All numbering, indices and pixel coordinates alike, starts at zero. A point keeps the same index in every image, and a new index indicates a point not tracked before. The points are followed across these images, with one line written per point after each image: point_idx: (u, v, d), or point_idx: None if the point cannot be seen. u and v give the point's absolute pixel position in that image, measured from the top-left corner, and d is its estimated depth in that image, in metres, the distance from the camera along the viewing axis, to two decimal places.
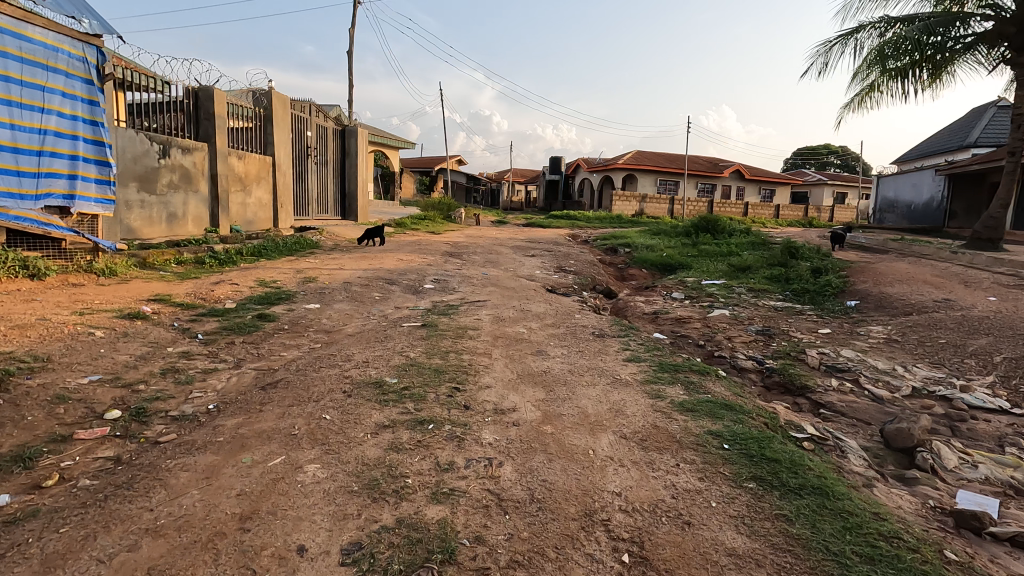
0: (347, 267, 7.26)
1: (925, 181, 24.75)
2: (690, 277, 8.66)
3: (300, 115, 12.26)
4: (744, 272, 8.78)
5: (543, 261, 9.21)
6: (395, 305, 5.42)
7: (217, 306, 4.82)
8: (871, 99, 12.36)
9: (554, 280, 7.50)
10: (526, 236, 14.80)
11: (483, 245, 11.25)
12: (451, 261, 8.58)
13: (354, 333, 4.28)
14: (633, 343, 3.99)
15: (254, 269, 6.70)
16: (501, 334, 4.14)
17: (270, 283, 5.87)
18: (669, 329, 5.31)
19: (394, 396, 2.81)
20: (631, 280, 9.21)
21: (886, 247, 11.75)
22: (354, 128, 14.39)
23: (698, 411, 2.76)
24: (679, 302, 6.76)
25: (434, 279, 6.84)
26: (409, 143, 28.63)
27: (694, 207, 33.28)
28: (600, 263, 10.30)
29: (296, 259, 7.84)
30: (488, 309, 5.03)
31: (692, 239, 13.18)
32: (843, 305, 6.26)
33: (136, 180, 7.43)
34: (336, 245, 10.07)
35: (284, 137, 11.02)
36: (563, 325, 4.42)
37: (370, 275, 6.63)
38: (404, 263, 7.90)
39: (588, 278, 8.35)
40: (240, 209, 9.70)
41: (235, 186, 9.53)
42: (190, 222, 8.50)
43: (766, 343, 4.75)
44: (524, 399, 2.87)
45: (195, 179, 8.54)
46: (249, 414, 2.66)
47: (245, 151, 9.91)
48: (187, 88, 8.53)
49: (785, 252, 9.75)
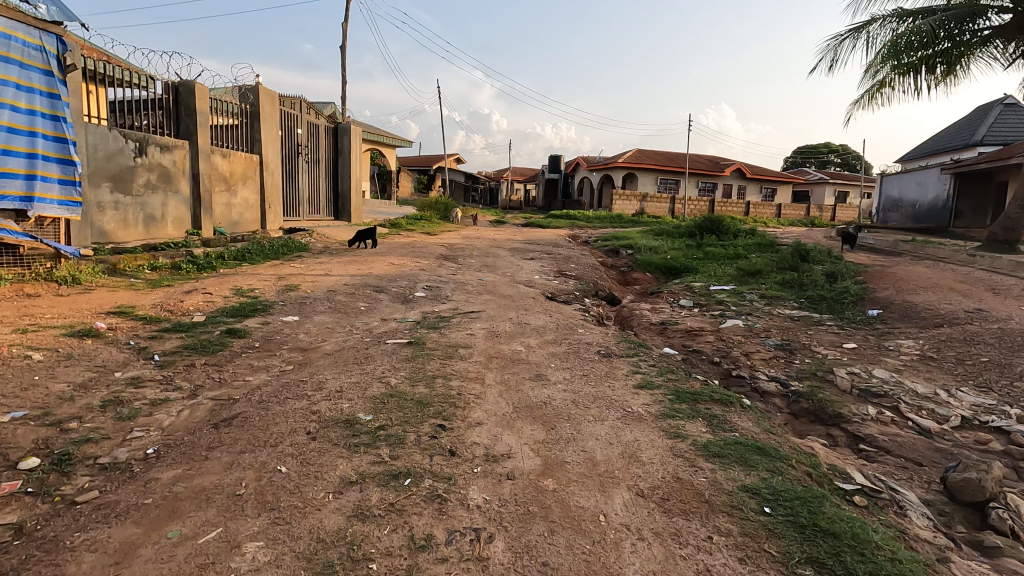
0: (333, 273, 6.82)
1: (930, 180, 24.33)
2: (697, 282, 8.23)
3: (289, 112, 11.80)
4: (754, 276, 8.35)
5: (542, 265, 8.77)
6: (382, 316, 4.98)
7: (183, 320, 4.38)
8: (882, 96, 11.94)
9: (554, 286, 7.07)
10: (525, 236, 14.36)
11: (480, 247, 10.80)
12: (445, 265, 8.14)
13: (332, 352, 3.84)
14: (643, 364, 3.56)
15: (234, 276, 6.26)
16: (496, 354, 3.70)
17: (248, 292, 5.43)
18: (680, 344, 4.87)
19: (368, 438, 2.37)
20: (634, 285, 8.77)
21: (898, 249, 11.32)
22: (347, 126, 13.91)
23: (727, 457, 2.32)
24: (688, 311, 6.33)
25: (426, 286, 6.41)
26: (406, 142, 28.18)
27: (695, 206, 32.86)
28: (602, 266, 9.86)
29: (281, 264, 7.40)
30: (483, 322, 4.59)
31: (696, 241, 12.73)
32: (865, 315, 5.83)
33: (109, 180, 6.98)
34: (326, 248, 9.64)
35: (272, 135, 10.57)
36: (564, 342, 3.98)
37: (357, 282, 6.20)
38: (395, 268, 7.46)
39: (590, 283, 7.92)
40: (224, 210, 9.24)
41: (219, 186, 9.09)
42: (170, 224, 8.05)
43: (788, 361, 4.32)
44: (520, 442, 2.43)
45: (174, 179, 8.09)
46: (190, 464, 2.23)
47: (230, 149, 9.46)
48: (167, 82, 8.08)
49: (796, 255, 9.32)
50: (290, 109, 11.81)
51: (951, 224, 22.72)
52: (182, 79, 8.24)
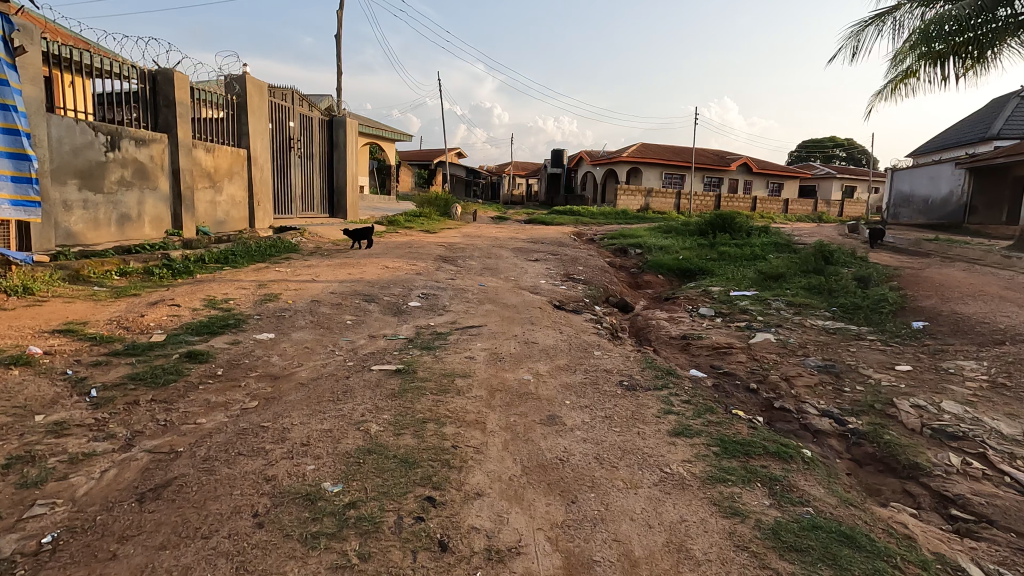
0: (321, 279, 6.24)
1: (943, 175, 23.66)
2: (715, 287, 7.64)
3: (281, 104, 11.22)
4: (776, 280, 7.77)
5: (547, 267, 8.18)
6: (370, 332, 4.41)
7: (140, 340, 3.80)
8: (905, 86, 11.37)
9: (561, 293, 6.49)
10: (528, 235, 13.78)
11: (482, 247, 10.23)
12: (444, 268, 7.56)
13: (308, 383, 3.28)
14: (675, 400, 2.98)
15: (210, 283, 5.69)
16: (499, 386, 3.12)
17: (221, 303, 4.86)
18: (708, 365, 4.29)
19: (332, 525, 1.80)
20: (646, 289, 8.19)
21: (921, 249, 10.72)
22: (343, 119, 13.30)
23: (811, 553, 1.74)
24: (709, 322, 5.75)
25: (421, 293, 5.84)
26: (406, 135, 27.52)
27: (700, 201, 32.23)
28: (611, 267, 9.29)
29: (265, 267, 6.84)
30: (484, 342, 4.01)
31: (708, 239, 12.13)
32: (908, 328, 5.25)
33: (76, 177, 6.39)
34: (318, 248, 9.09)
35: (261, 128, 9.99)
36: (580, 369, 3.41)
37: (346, 290, 5.63)
38: (389, 272, 6.89)
39: (599, 287, 7.33)
40: (208, 207, 8.67)
41: (202, 183, 8.51)
42: (148, 224, 7.47)
43: (837, 388, 3.73)
44: (533, 527, 1.86)
45: (152, 175, 7.51)
46: (90, 569, 1.65)
47: (215, 143, 8.88)
48: (143, 71, 7.50)
49: (818, 257, 8.73)
50: (281, 100, 11.22)
51: (965, 220, 22.07)
52: (160, 67, 7.65)
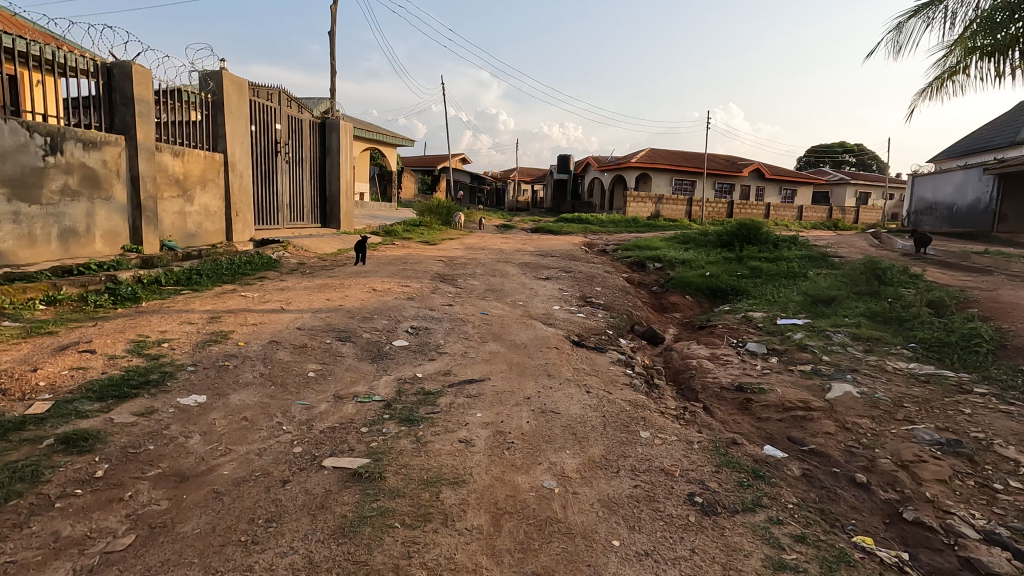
0: (292, 308, 5.21)
1: (969, 181, 22.51)
2: (756, 313, 6.57)
3: (265, 105, 10.25)
4: (827, 303, 6.69)
5: (560, 288, 7.15)
6: (336, 391, 3.35)
7: (10, 412, 2.75)
8: (954, 83, 10.24)
9: (580, 323, 5.42)
10: (535, 246, 12.74)
11: (486, 262, 9.20)
12: (441, 291, 6.52)
13: (227, 492, 2.21)
14: (786, 540, 1.90)
15: (152, 316, 4.65)
16: (508, 508, 2.06)
17: (152, 346, 3.81)
18: (786, 439, 3.21)
19: None
20: (673, 314, 7.12)
21: (976, 264, 9.60)
22: (335, 121, 12.30)
23: None
24: (764, 365, 4.68)
25: (411, 327, 4.81)
26: (407, 140, 26.60)
27: (712, 209, 31.20)
28: (631, 286, 8.24)
29: (228, 292, 5.82)
30: (486, 412, 2.95)
31: (733, 253, 11.07)
32: (1023, 374, 4.16)
33: (4, 185, 5.41)
34: (302, 265, 8.08)
35: (241, 131, 9.01)
36: (625, 469, 2.34)
37: (317, 325, 4.59)
38: (375, 297, 5.86)
39: (622, 314, 6.27)
40: (176, 219, 7.68)
41: (168, 191, 7.52)
42: (100, 239, 6.47)
43: (983, 485, 2.66)
44: None
45: (106, 183, 6.51)
46: None
47: (186, 147, 7.90)
48: (97, 64, 6.52)
49: (869, 275, 7.64)
50: (266, 100, 10.25)
51: (993, 228, 20.95)
52: (118, 60, 6.70)
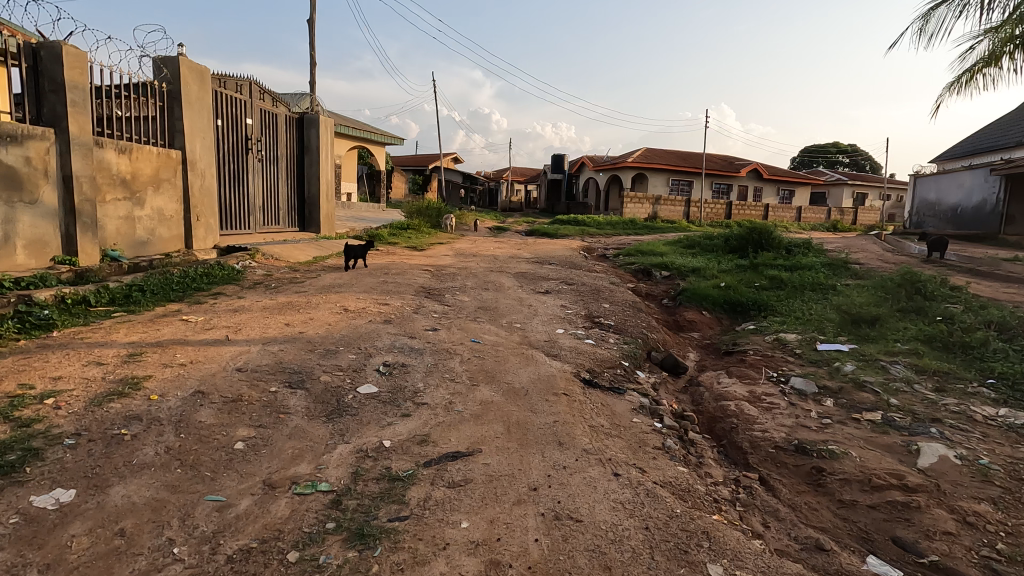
0: (240, 338, 4.25)
1: (975, 182, 21.87)
2: (790, 335, 5.70)
3: (234, 97, 9.27)
4: (870, 322, 5.82)
5: (563, 305, 6.24)
6: (269, 475, 2.41)
7: None
8: (989, 74, 9.38)
9: (590, 354, 4.51)
10: (531, 251, 11.82)
11: (478, 271, 8.29)
12: (425, 310, 5.58)
13: None
14: None
15: (56, 352, 3.67)
16: None
17: (29, 403, 2.84)
18: (891, 544, 2.32)
19: None
20: (691, 335, 6.23)
21: (1013, 274, 8.77)
22: (315, 116, 11.33)
23: None
24: (820, 411, 3.79)
25: (384, 364, 3.87)
26: (397, 139, 25.61)
27: (710, 210, 30.48)
28: (640, 299, 7.36)
29: (168, 316, 4.85)
30: (474, 522, 2.04)
31: (746, 260, 10.22)
32: None
33: None
34: (269, 277, 7.14)
35: (203, 125, 8.04)
36: None
37: (263, 365, 3.63)
38: (345, 321, 4.91)
39: (636, 337, 5.38)
40: (122, 224, 6.70)
41: (111, 193, 6.55)
42: (21, 250, 5.50)
43: None
44: None
45: (30, 184, 5.54)
46: None
47: (134, 142, 6.92)
48: (19, 43, 5.55)
49: (907, 289, 6.79)
50: (234, 92, 9.27)
51: (1001, 230, 20.26)
52: (46, 40, 5.73)
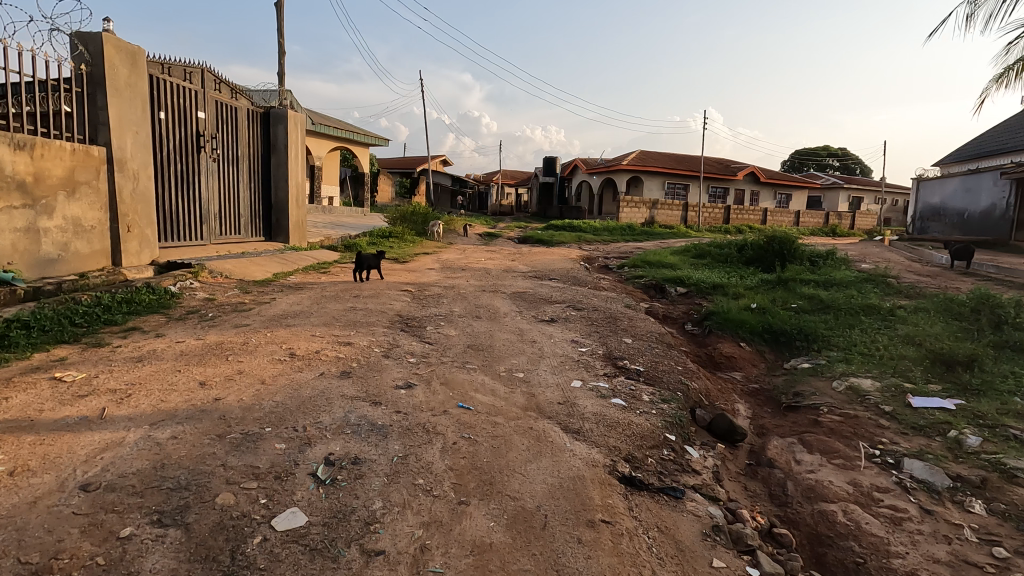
0: (122, 412, 2.92)
1: (982, 186, 20.99)
2: (865, 381, 4.46)
3: (181, 86, 7.89)
4: (964, 362, 4.60)
5: (575, 341, 4.96)
6: None
7: None
8: None
9: (627, 426, 3.24)
10: (527, 264, 10.56)
11: (468, 291, 7.00)
12: (398, 354, 4.26)
13: None
14: None
15: None
16: None
17: None
18: None
19: None
20: (734, 377, 4.99)
21: None
22: (281, 111, 9.95)
23: None
24: (981, 529, 2.54)
25: (324, 461, 2.56)
26: (381, 140, 24.28)
27: (707, 214, 29.44)
28: (662, 327, 6.10)
29: (37, 372, 3.48)
30: None
31: (771, 274, 9.03)
32: None
33: None
34: (210, 302, 5.81)
35: (137, 118, 6.69)
36: None
37: (128, 475, 2.30)
38: (284, 377, 3.57)
39: (676, 388, 4.11)
40: (20, 239, 5.32)
41: (4, 200, 5.17)
42: None
43: None
44: None
45: None
46: None
47: (40, 136, 5.55)
48: None
49: (988, 319, 5.59)
50: (182, 80, 7.91)
51: (1011, 236, 19.35)
52: None
